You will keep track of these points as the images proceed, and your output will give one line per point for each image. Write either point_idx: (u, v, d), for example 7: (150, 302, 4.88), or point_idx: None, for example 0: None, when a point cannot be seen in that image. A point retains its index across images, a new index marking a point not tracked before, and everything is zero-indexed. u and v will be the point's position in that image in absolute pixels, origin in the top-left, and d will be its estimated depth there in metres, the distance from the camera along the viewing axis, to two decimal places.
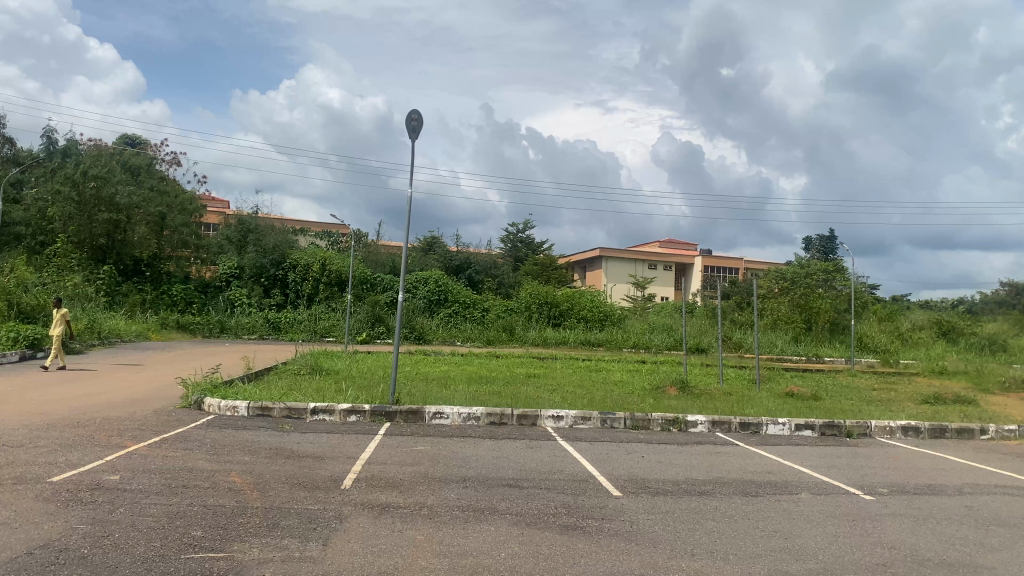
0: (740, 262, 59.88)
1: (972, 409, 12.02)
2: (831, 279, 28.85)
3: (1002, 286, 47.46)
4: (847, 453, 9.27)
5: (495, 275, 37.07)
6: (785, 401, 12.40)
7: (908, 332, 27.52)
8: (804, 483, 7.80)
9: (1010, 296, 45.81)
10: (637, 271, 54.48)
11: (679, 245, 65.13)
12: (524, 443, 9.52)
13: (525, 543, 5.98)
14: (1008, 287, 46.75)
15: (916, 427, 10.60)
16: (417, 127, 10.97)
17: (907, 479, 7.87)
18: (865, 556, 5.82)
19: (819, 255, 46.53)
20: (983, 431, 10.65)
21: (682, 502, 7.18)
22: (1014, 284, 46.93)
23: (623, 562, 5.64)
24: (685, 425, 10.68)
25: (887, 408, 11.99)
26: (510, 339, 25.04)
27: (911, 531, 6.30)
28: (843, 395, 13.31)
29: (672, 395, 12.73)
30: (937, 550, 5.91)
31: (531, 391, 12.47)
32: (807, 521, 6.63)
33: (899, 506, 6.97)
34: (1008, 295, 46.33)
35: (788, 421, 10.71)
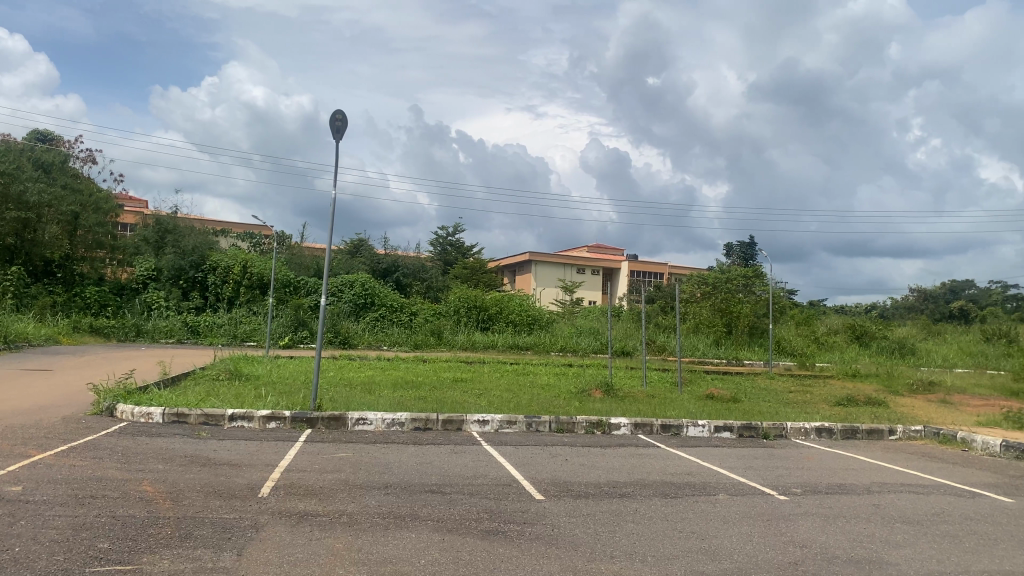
0: (665, 266, 61.04)
1: (881, 410, 12.47)
2: (751, 284, 29.58)
3: (911, 292, 49.56)
4: (763, 454, 9.51)
5: (423, 278, 36.86)
6: (706, 404, 12.63)
7: (823, 336, 28.47)
8: (721, 484, 7.96)
9: (918, 301, 47.88)
10: (566, 276, 54.96)
11: (607, 250, 66.04)
12: (447, 448, 9.46)
13: (446, 550, 5.93)
14: (917, 293, 48.85)
15: (829, 427, 10.94)
16: (341, 127, 10.82)
17: (819, 479, 8.11)
18: (778, 555, 5.97)
19: (741, 261, 47.76)
20: (891, 431, 11.06)
21: (604, 504, 7.24)
22: (922, 289, 49.08)
23: (543, 565, 5.65)
24: (608, 427, 10.79)
25: (803, 410, 12.34)
26: (437, 343, 24.92)
27: (822, 530, 6.49)
28: (761, 398, 13.66)
29: (597, 398, 12.85)
30: (846, 548, 6.10)
31: (456, 395, 12.41)
32: (724, 522, 6.75)
33: (811, 505, 7.17)
34: (916, 301, 48.43)
35: (708, 423, 10.93)
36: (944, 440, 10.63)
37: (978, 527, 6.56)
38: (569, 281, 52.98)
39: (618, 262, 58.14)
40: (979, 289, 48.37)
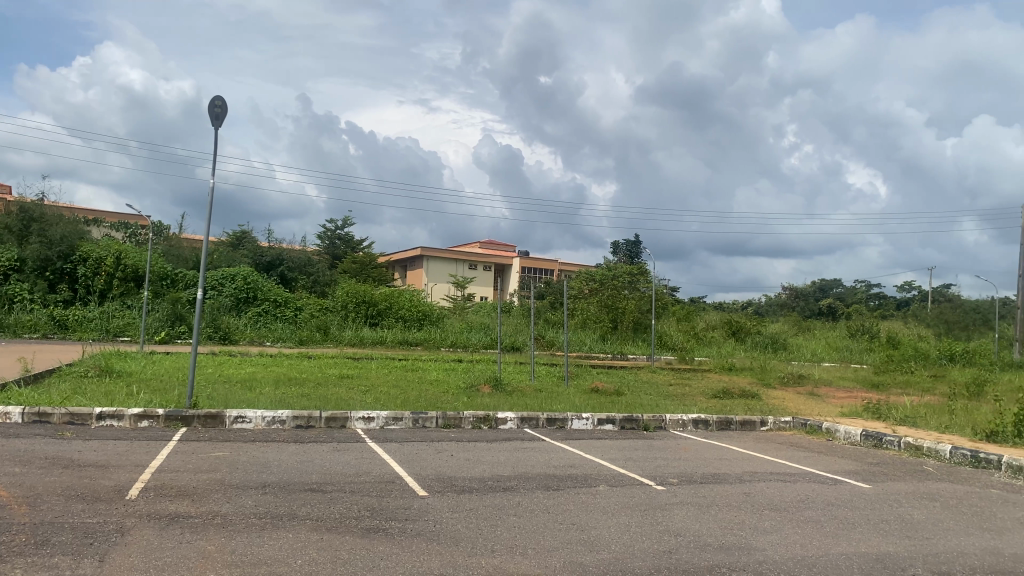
0: (555, 263, 61.92)
1: (754, 402, 13.04)
2: (636, 281, 30.40)
3: (783, 290, 52.11)
4: (643, 445, 9.77)
5: (310, 272, 36.04)
6: (591, 397, 12.88)
7: (703, 331, 29.52)
8: (602, 476, 8.12)
9: (790, 299, 50.31)
10: (458, 271, 54.92)
11: (498, 245, 66.33)
12: (330, 446, 9.27)
13: (324, 549, 5.80)
14: (788, 291, 51.39)
15: (705, 419, 11.35)
16: (221, 114, 10.42)
17: (695, 469, 8.40)
18: (653, 544, 6.14)
19: (627, 258, 48.98)
20: (763, 422, 11.58)
21: (487, 498, 7.27)
22: (793, 287, 51.66)
23: (423, 562, 5.61)
24: (495, 422, 10.84)
25: (682, 402, 12.76)
26: (324, 338, 24.43)
27: (695, 518, 6.72)
28: (643, 391, 14.04)
29: (485, 393, 12.88)
30: (717, 535, 6.34)
31: (342, 392, 12.19)
32: (603, 512, 6.91)
33: (686, 495, 7.42)
34: (788, 298, 50.93)
35: (592, 416, 11.14)
36: (810, 430, 11.22)
37: (839, 512, 6.93)
38: (459, 276, 52.97)
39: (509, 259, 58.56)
40: (845, 287, 51.37)
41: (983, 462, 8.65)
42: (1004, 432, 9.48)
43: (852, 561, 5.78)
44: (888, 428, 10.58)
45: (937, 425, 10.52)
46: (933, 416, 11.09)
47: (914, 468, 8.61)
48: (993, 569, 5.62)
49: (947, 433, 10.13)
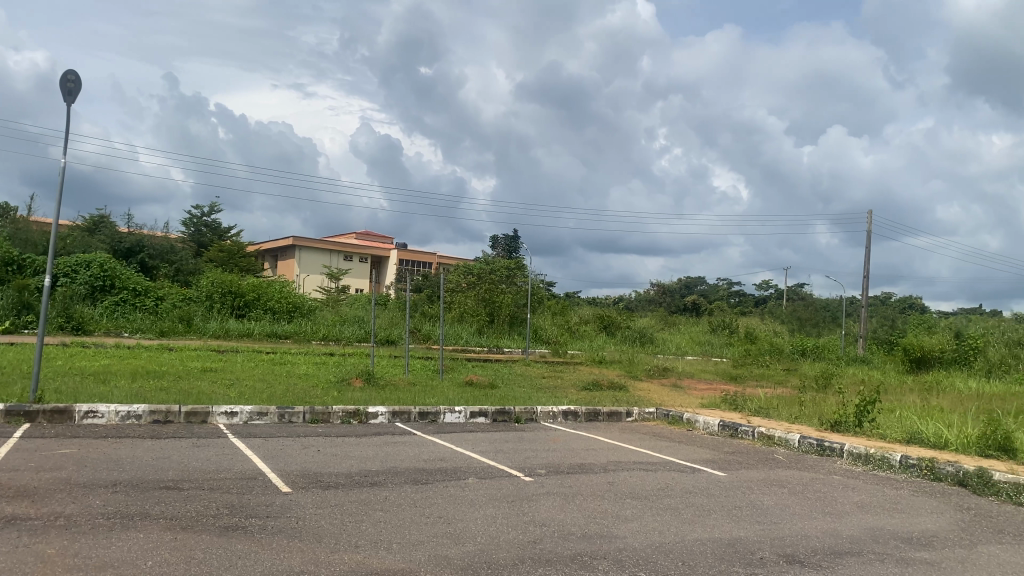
0: (432, 256, 61.73)
1: (622, 394, 13.42)
2: (512, 276, 30.73)
3: (652, 287, 53.96)
4: (513, 438, 9.87)
5: (174, 261, 34.39)
6: (465, 390, 12.89)
7: (576, 325, 30.14)
8: (471, 468, 8.14)
9: (658, 295, 52.07)
10: (332, 263, 53.80)
11: (375, 237, 65.46)
12: (189, 442, 8.87)
13: (177, 549, 5.54)
14: (657, 287, 53.27)
15: (575, 411, 11.60)
16: (73, 90, 9.78)
17: (563, 460, 8.56)
18: (518, 535, 6.21)
19: (504, 253, 49.39)
20: (629, 414, 11.94)
21: (353, 494, 7.15)
22: (662, 284, 53.59)
23: (284, 559, 5.45)
24: (365, 416, 10.67)
25: (553, 394, 12.98)
26: (187, 330, 23.37)
27: (560, 508, 6.84)
28: (515, 383, 14.20)
29: (356, 387, 12.67)
30: (580, 524, 6.47)
31: (204, 386, 11.70)
32: (470, 505, 6.93)
33: (553, 485, 7.55)
34: (657, 294, 52.73)
35: (464, 409, 11.16)
36: (672, 420, 11.65)
37: (695, 499, 7.23)
38: (333, 268, 51.93)
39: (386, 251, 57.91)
40: (709, 285, 53.73)
41: (827, 449, 9.22)
42: (847, 422, 10.16)
43: (706, 546, 6.04)
44: (743, 418, 11.13)
45: (788, 416, 11.13)
46: (784, 407, 11.76)
47: (766, 457, 9.09)
48: (833, 550, 6.01)
49: (796, 423, 10.75)
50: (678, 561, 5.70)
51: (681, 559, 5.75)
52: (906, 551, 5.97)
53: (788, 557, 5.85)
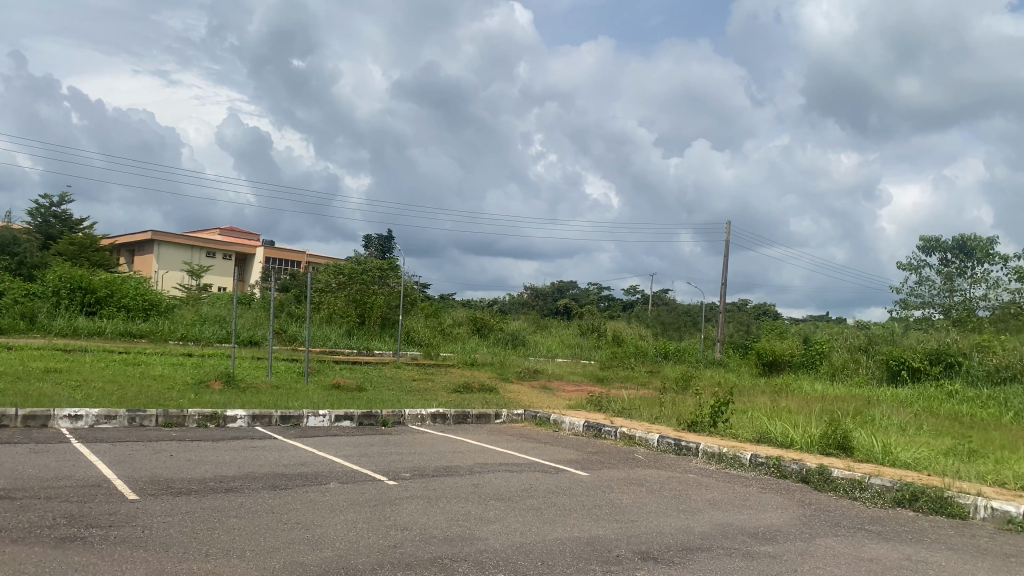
0: (302, 254, 60.17)
1: (492, 396, 13.49)
2: (385, 277, 30.34)
3: (525, 290, 54.65)
4: (379, 441, 9.73)
5: (16, 254, 31.96)
6: (331, 393, 12.61)
7: (449, 327, 30.02)
8: (333, 473, 7.96)
9: (531, 298, 52.82)
10: (194, 259, 51.51)
11: (242, 233, 63.19)
12: (26, 448, 8.24)
13: (4, 563, 5.12)
14: (529, 290, 54.03)
15: (443, 413, 11.56)
16: None
17: (427, 463, 8.50)
18: (378, 539, 6.11)
19: (377, 253, 48.75)
20: (497, 415, 12.01)
21: (206, 500, 6.84)
22: (534, 287, 54.39)
23: (126, 571, 5.14)
24: (223, 420, 10.25)
25: (423, 397, 12.90)
26: (30, 328, 21.80)
27: (423, 512, 6.79)
28: (384, 386, 14.02)
29: (215, 389, 12.14)
30: (443, 527, 6.44)
31: (46, 388, 10.91)
32: (330, 510, 6.76)
33: (417, 488, 7.48)
34: (529, 297, 53.40)
35: (328, 412, 10.90)
36: (539, 421, 11.80)
37: (557, 499, 7.33)
38: (195, 264, 49.71)
39: (253, 249, 55.99)
40: (580, 289, 54.96)
41: (684, 449, 9.57)
42: (702, 422, 10.59)
43: (566, 545, 6.14)
44: (606, 419, 11.44)
45: (649, 416, 11.52)
46: (646, 408, 12.14)
47: (627, 456, 9.36)
48: (685, 546, 6.24)
49: (657, 424, 11.11)
50: (538, 561, 5.76)
51: (540, 559, 5.82)
52: (752, 545, 6.27)
53: (644, 554, 6.02)
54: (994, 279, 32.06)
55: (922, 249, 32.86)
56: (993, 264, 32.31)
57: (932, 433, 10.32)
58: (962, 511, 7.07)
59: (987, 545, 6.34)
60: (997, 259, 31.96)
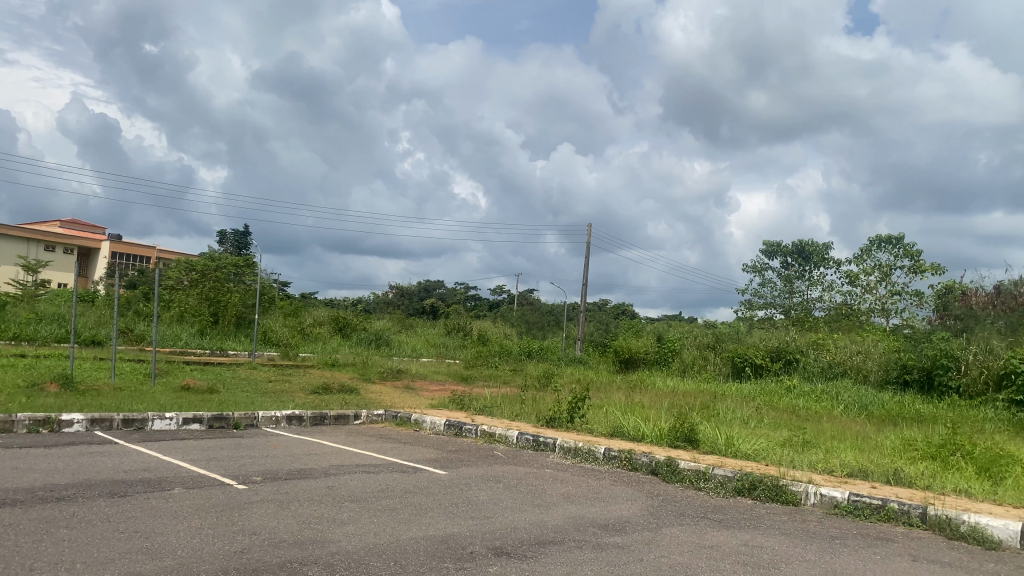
0: (153, 250, 57.20)
1: (351, 397, 13.27)
2: (241, 274, 29.28)
3: (390, 289, 54.17)
4: (230, 444, 9.36)
5: None
6: (180, 395, 12.04)
7: (309, 327, 29.31)
8: (179, 478, 7.59)
9: (396, 297, 52.40)
10: (31, 253, 47.94)
11: (85, 227, 59.35)
12: None
13: None
14: (394, 289, 53.59)
15: (299, 415, 11.28)
16: None
17: (281, 466, 8.25)
18: (224, 545, 5.88)
19: (233, 249, 47.00)
20: (356, 416, 11.83)
21: (33, 511, 6.36)
22: (399, 286, 54.00)
23: None
24: (57, 425, 9.56)
25: (278, 398, 12.54)
26: None
27: (274, 516, 6.59)
28: (238, 388, 13.53)
29: (50, 393, 11.34)
30: (293, 531, 6.27)
31: None
32: (172, 517, 6.45)
33: (268, 492, 7.25)
34: (394, 296, 52.97)
35: (176, 415, 10.41)
36: (400, 421, 11.72)
37: (414, 499, 7.29)
38: (32, 259, 46.23)
39: (98, 244, 52.71)
40: (446, 289, 55.03)
41: (541, 445, 9.76)
42: (560, 418, 10.83)
43: (420, 544, 6.11)
44: (467, 417, 11.49)
45: (509, 413, 11.67)
46: (506, 405, 12.29)
47: (486, 454, 9.44)
48: (538, 540, 6.34)
49: (516, 420, 11.26)
50: (391, 561, 5.71)
51: (393, 558, 5.78)
52: (602, 537, 6.46)
53: (497, 549, 6.08)
54: (829, 282, 34.52)
55: (766, 253, 34.92)
56: (828, 268, 34.75)
57: (770, 425, 10.98)
58: (795, 498, 7.55)
59: (815, 529, 6.80)
60: (832, 264, 34.40)
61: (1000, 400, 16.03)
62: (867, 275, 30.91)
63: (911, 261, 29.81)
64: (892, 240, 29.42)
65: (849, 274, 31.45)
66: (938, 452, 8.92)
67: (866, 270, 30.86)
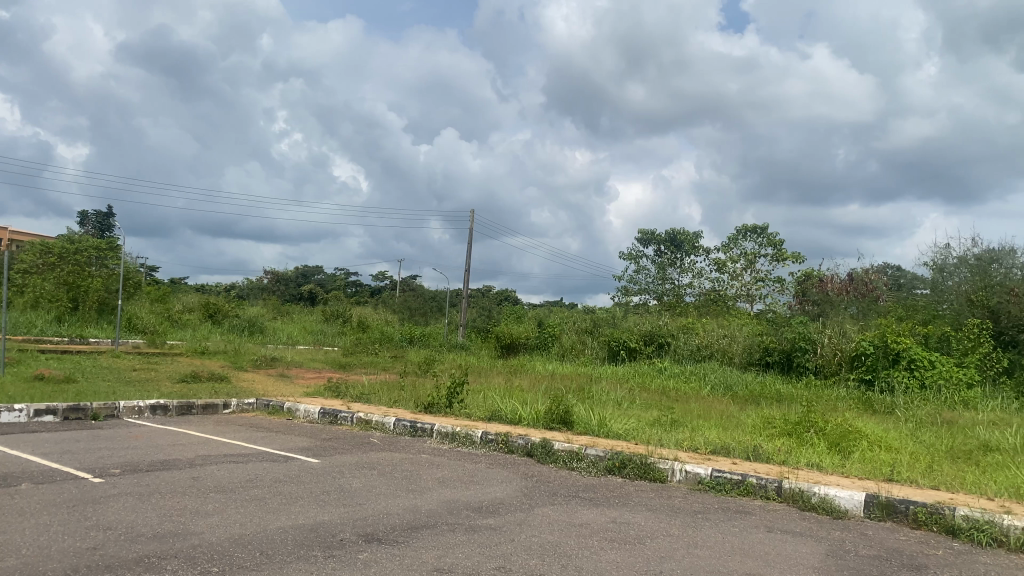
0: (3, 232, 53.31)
1: (221, 386, 12.84)
2: (103, 258, 27.72)
3: (265, 275, 52.63)
4: (87, 436, 8.86)
5: None
6: (33, 386, 11.31)
7: (177, 314, 28.13)
8: (27, 473, 7.13)
9: (271, 283, 50.96)
10: None
11: None
12: None
13: None
14: (269, 275, 52.10)
15: (164, 405, 10.81)
16: None
17: (142, 457, 7.88)
18: (76, 542, 5.57)
19: (95, 231, 44.46)
20: (226, 405, 11.45)
21: None
22: (275, 272, 52.55)
23: None
24: None
25: (143, 388, 11.97)
26: None
27: (132, 509, 6.29)
28: (99, 377, 12.85)
29: None
30: (153, 524, 6.01)
31: None
32: (20, 514, 6.06)
33: (127, 485, 6.91)
34: (270, 282, 51.50)
35: (26, 407, 9.76)
36: (272, 410, 11.42)
37: (283, 488, 7.13)
38: None
39: None
40: (324, 274, 53.99)
41: (418, 431, 9.73)
42: (438, 403, 10.83)
43: (288, 534, 5.97)
44: (342, 405, 11.32)
45: (387, 400, 11.59)
46: (384, 392, 12.20)
47: (362, 441, 9.32)
48: (410, 525, 6.32)
49: (393, 407, 11.19)
50: (256, 552, 5.56)
51: (259, 549, 5.63)
52: (475, 520, 6.50)
53: (368, 536, 6.02)
54: (699, 268, 35.92)
55: (640, 240, 35.91)
56: (698, 255, 36.14)
57: (642, 406, 11.35)
58: (662, 475, 7.84)
59: (679, 504, 7.08)
60: (702, 251, 35.82)
61: (851, 379, 17.19)
62: (734, 262, 32.36)
63: (773, 249, 31.36)
64: (757, 229, 30.91)
65: (718, 261, 32.84)
66: (795, 429, 9.47)
67: (733, 257, 32.25)
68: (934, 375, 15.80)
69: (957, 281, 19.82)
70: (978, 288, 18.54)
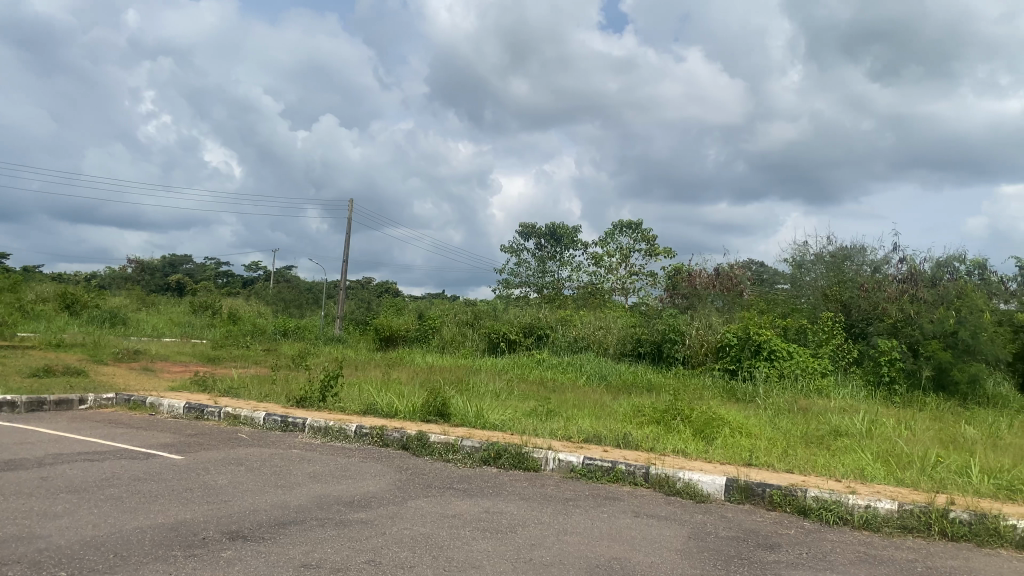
0: None
1: (77, 380, 12.10)
2: None
3: (128, 264, 49.98)
4: None
5: None
6: None
7: (30, 305, 26.31)
8: None
9: (135, 272, 48.45)
10: None
11: None
12: None
13: None
14: (133, 264, 49.52)
15: (11, 402, 10.12)
16: None
17: None
18: None
19: None
20: (82, 401, 10.82)
21: None
22: (139, 260, 49.96)
23: None
24: None
25: None
26: None
27: None
28: None
29: None
30: None
31: None
32: None
33: None
34: (133, 271, 48.92)
35: None
36: (133, 406, 10.88)
37: (143, 486, 6.80)
38: None
39: None
40: (192, 264, 51.88)
41: (290, 425, 9.48)
42: (311, 397, 10.61)
43: (145, 534, 5.71)
44: (209, 399, 10.91)
45: (257, 394, 11.24)
46: (254, 386, 11.83)
47: (229, 436, 9.01)
48: (277, 521, 6.15)
49: (263, 401, 10.89)
50: (109, 554, 5.28)
51: (113, 551, 5.34)
52: (346, 514, 6.40)
53: (232, 533, 5.83)
54: (577, 262, 36.64)
55: (521, 234, 36.27)
56: (577, 249, 36.85)
57: (518, 397, 11.48)
58: (535, 464, 7.95)
59: (552, 492, 7.20)
60: (580, 246, 36.54)
61: (716, 370, 18.01)
62: (611, 257, 33.16)
63: (647, 245, 32.35)
64: (633, 225, 31.78)
65: (596, 256, 33.57)
66: (663, 417, 9.82)
67: (609, 252, 33.06)
68: (791, 365, 16.69)
69: (814, 277, 20.99)
70: (833, 284, 19.71)
